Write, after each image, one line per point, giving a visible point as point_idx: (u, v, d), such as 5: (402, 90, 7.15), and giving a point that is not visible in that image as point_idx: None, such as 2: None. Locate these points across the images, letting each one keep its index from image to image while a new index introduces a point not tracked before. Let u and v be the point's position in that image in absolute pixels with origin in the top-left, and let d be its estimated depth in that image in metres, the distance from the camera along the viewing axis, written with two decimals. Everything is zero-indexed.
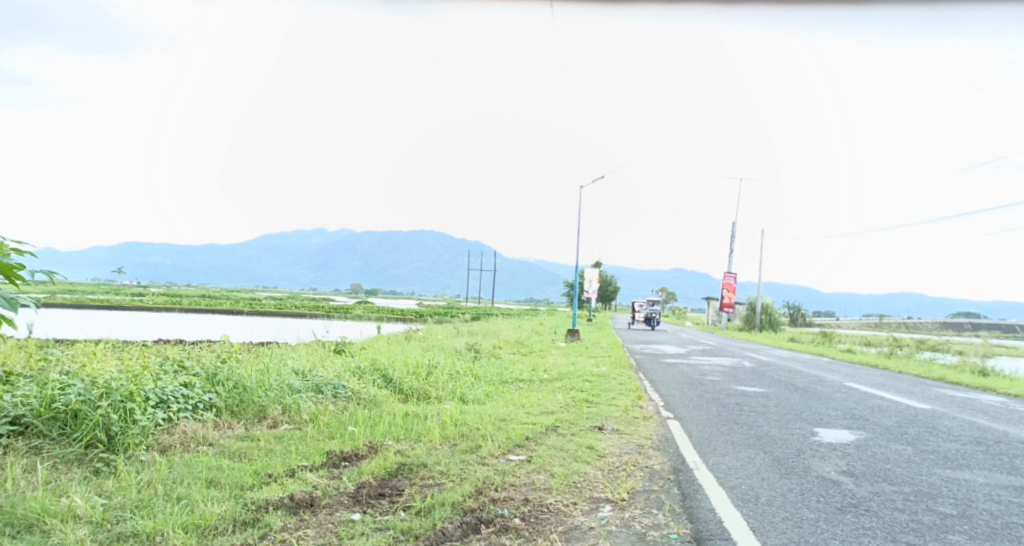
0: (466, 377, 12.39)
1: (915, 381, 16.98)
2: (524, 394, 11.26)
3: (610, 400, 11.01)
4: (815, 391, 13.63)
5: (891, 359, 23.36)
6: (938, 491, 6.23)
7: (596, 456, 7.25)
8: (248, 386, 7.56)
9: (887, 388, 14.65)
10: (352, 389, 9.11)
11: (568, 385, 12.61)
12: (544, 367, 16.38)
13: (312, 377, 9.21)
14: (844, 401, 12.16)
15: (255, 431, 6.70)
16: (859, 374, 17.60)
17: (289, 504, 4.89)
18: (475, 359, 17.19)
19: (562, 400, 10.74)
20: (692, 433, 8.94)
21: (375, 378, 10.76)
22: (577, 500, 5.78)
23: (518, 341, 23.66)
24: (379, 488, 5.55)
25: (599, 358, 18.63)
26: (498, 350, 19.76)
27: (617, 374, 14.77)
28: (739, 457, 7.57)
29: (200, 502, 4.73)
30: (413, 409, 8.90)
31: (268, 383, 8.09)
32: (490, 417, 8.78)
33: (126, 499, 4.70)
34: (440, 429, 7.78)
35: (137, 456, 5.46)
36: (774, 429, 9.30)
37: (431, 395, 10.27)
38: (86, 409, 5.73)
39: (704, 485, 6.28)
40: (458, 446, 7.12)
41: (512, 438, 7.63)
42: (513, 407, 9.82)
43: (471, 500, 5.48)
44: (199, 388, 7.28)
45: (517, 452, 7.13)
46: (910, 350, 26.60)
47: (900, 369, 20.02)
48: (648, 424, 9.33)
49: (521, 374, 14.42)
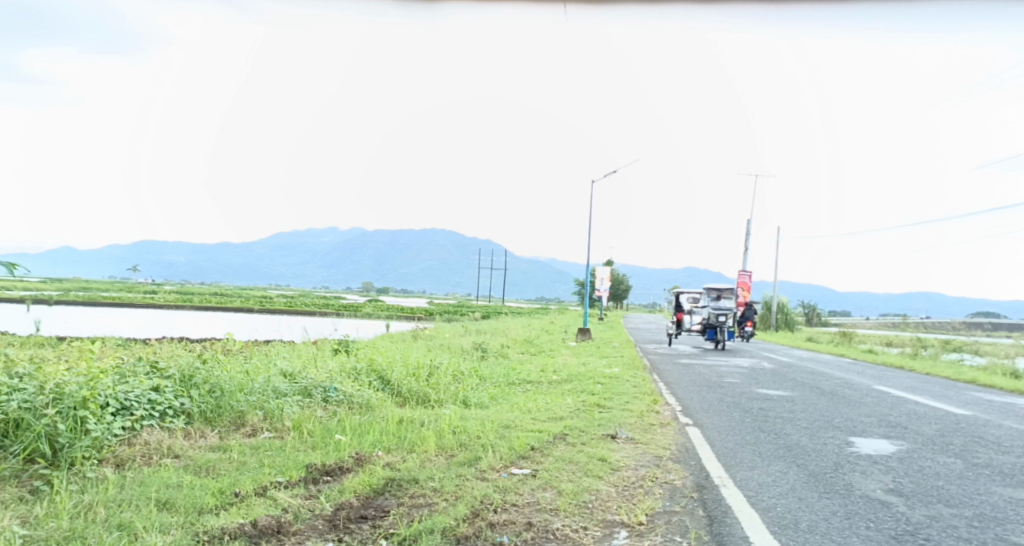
0: (470, 379, 11.65)
1: (944, 383, 16.05)
2: (532, 398, 10.51)
3: (623, 404, 10.25)
4: (843, 394, 12.81)
5: (914, 360, 22.39)
6: (1006, 516, 5.44)
7: (609, 470, 6.52)
8: (226, 390, 6.85)
9: (918, 392, 13.77)
10: (345, 392, 8.39)
11: (579, 387, 11.83)
12: (553, 367, 15.61)
13: (300, 379, 8.49)
14: (877, 406, 11.33)
15: (229, 440, 6.02)
16: (887, 376, 16.67)
17: (250, 534, 4.22)
18: (481, 359, 16.45)
19: (571, 405, 10.00)
20: (715, 442, 8.19)
21: (371, 379, 10.02)
22: (588, 524, 5.04)
23: (527, 340, 22.88)
24: (361, 510, 4.83)
25: (611, 358, 17.83)
26: (506, 350, 19.00)
27: (632, 376, 14.03)
28: (769, 472, 6.80)
29: (141, 533, 4.07)
30: (409, 414, 8.17)
31: (254, 386, 7.40)
32: (493, 424, 8.04)
33: (54, 529, 4.06)
34: (437, 438, 7.04)
35: (84, 474, 4.91)
36: (805, 439, 8.52)
37: (431, 398, 9.58)
38: (28, 418, 5.13)
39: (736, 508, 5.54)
40: (456, 458, 6.40)
41: (516, 448, 6.90)
42: (517, 412, 9.08)
43: (465, 525, 4.74)
44: (171, 392, 6.56)
45: (521, 465, 6.40)
46: (934, 352, 25.43)
47: (928, 371, 19.05)
48: (665, 432, 8.59)
49: (528, 376, 13.65)
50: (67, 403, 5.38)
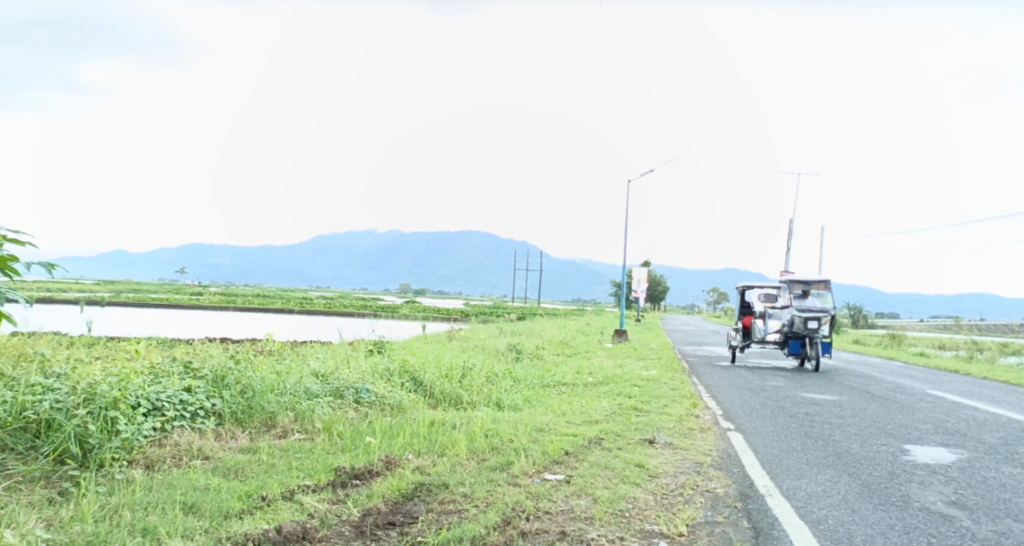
0: (504, 381, 11.49)
1: (1003, 388, 15.34)
2: (567, 400, 10.32)
3: (661, 408, 9.98)
4: (894, 399, 12.33)
5: (968, 364, 21.51)
6: None
7: (646, 477, 6.29)
8: (257, 390, 6.75)
9: (976, 397, 13.17)
10: (376, 394, 8.29)
11: (615, 390, 11.58)
12: (589, 369, 15.39)
13: (332, 380, 8.42)
14: (932, 413, 10.85)
15: (260, 442, 5.92)
16: (939, 380, 16.01)
17: (274, 540, 4.11)
18: (516, 360, 16.28)
19: (607, 408, 9.77)
20: (758, 448, 7.92)
21: (404, 381, 9.92)
22: (625, 535, 4.84)
23: (563, 341, 22.65)
24: (388, 516, 4.69)
25: (648, 360, 17.53)
26: (542, 351, 18.78)
27: (669, 379, 13.72)
28: (818, 481, 6.53)
29: (164, 539, 3.99)
30: (441, 417, 8.03)
31: (286, 387, 7.31)
32: (526, 427, 7.86)
33: (78, 534, 3.99)
34: (469, 442, 6.89)
35: (114, 475, 4.86)
36: (855, 446, 8.18)
37: (463, 401, 9.47)
38: (60, 418, 5.10)
39: (786, 527, 5.26)
40: (487, 462, 6.24)
41: (549, 453, 6.71)
42: (551, 415, 8.90)
43: (495, 534, 4.58)
44: (202, 392, 6.44)
45: (555, 471, 6.22)
46: (990, 356, 24.40)
47: (983, 375, 18.25)
48: (705, 437, 8.31)
49: (564, 378, 13.44)
50: (99, 404, 5.34)
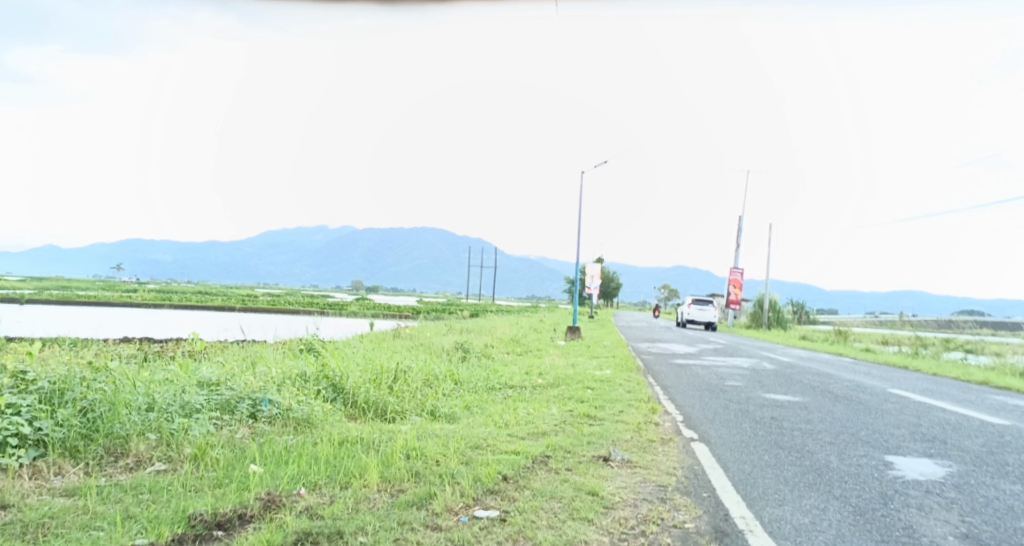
0: (444, 384, 10.21)
1: (959, 386, 14.63)
2: (512, 407, 9.06)
3: (617, 415, 8.78)
4: (858, 399, 11.43)
5: (917, 359, 21.13)
6: None
7: (601, 510, 5.06)
8: (107, 409, 5.31)
9: (940, 396, 12.36)
10: (282, 405, 6.90)
11: (566, 393, 10.40)
12: (539, 369, 14.24)
13: (225, 390, 7.00)
14: (903, 415, 9.92)
15: (93, 479, 4.49)
16: (896, 377, 15.36)
17: None
18: (461, 359, 15.07)
19: (557, 415, 8.53)
20: (728, 464, 6.76)
21: (322, 388, 8.53)
22: None
23: (513, 339, 21.59)
24: None
25: (602, 359, 16.50)
26: (491, 349, 17.59)
27: (624, 379, 12.67)
28: (804, 510, 5.37)
29: None
30: (359, 432, 6.70)
31: (154, 401, 5.85)
32: (457, 444, 6.58)
33: None
34: (384, 467, 5.54)
35: None
36: (833, 459, 7.11)
37: (392, 410, 8.15)
38: None
39: None
40: (401, 496, 4.90)
41: (483, 480, 5.42)
42: (491, 427, 7.65)
43: None
44: (25, 414, 4.97)
45: (488, 505, 4.95)
46: (936, 350, 23.95)
47: (937, 371, 17.69)
48: (668, 451, 7.14)
49: (511, 379, 12.20)
50: None
